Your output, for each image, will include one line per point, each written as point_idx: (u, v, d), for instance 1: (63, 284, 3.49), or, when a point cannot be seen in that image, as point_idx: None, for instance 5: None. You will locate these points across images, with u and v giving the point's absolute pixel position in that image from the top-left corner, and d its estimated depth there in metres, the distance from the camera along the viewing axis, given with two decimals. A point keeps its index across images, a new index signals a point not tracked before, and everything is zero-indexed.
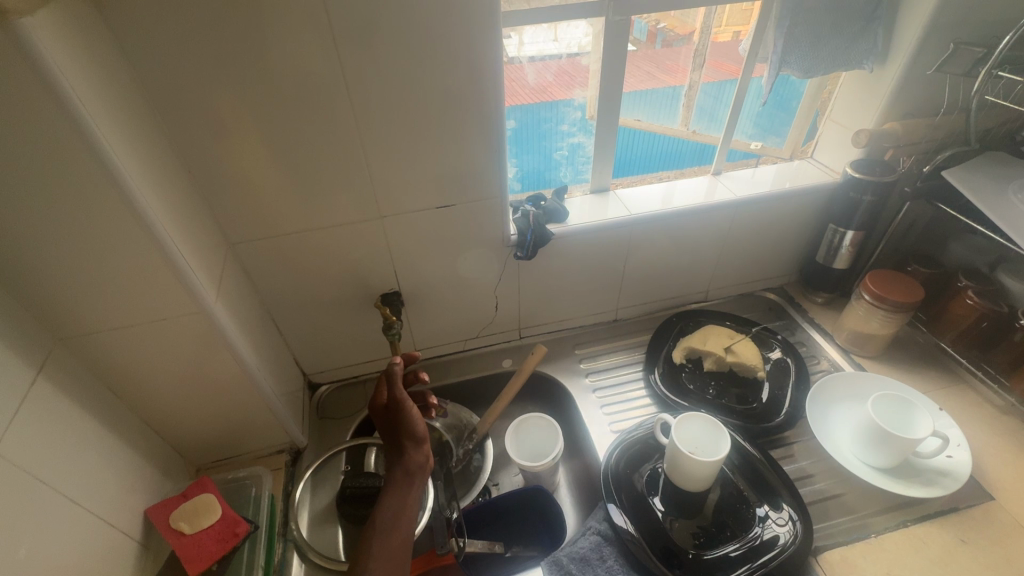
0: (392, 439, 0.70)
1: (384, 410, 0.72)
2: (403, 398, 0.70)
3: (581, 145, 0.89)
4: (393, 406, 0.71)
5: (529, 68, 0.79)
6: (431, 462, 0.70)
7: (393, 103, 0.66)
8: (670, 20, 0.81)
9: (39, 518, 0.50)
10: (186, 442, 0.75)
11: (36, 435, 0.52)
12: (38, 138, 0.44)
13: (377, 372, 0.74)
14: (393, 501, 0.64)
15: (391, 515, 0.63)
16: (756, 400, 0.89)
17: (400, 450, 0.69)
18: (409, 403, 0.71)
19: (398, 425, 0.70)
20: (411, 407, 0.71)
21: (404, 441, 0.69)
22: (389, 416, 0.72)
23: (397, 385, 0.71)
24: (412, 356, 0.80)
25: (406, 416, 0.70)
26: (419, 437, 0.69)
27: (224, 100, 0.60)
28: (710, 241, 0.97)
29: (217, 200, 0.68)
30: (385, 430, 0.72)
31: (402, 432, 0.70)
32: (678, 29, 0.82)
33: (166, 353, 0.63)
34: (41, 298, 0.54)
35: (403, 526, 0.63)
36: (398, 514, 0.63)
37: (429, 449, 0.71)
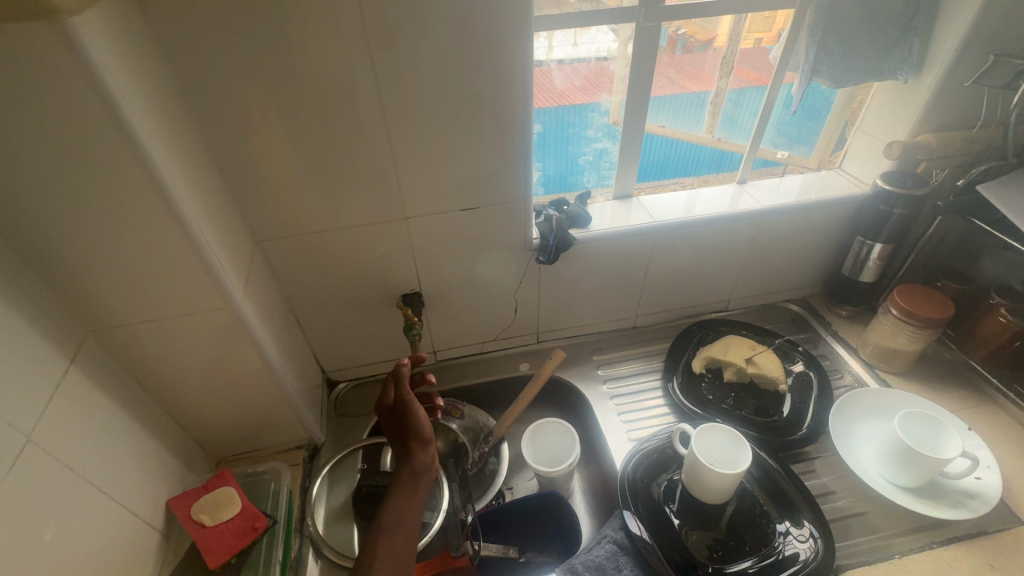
0: (399, 439, 0.71)
1: (391, 410, 0.73)
2: (409, 398, 0.71)
3: (606, 150, 0.89)
4: (399, 405, 0.72)
5: (557, 72, 0.79)
6: (437, 463, 0.69)
7: (423, 105, 0.66)
8: (691, 26, 0.80)
9: (67, 505, 0.52)
10: (207, 435, 0.76)
11: (66, 424, 0.53)
12: (79, 133, 0.45)
13: (384, 373, 0.76)
14: (397, 502, 0.64)
15: (395, 516, 0.63)
16: (777, 413, 0.88)
17: (406, 451, 0.69)
18: (414, 402, 0.71)
19: (405, 425, 0.70)
20: (416, 407, 0.71)
21: (411, 441, 0.69)
22: (395, 415, 0.72)
23: (403, 385, 0.72)
24: (419, 359, 0.79)
25: (413, 416, 0.71)
26: (425, 437, 0.70)
27: (257, 99, 0.61)
28: (733, 250, 0.96)
29: (247, 198, 0.69)
30: (391, 430, 0.72)
31: (408, 432, 0.70)
32: (700, 35, 0.82)
33: (193, 348, 0.64)
34: (77, 290, 0.55)
35: (406, 528, 0.63)
36: (402, 515, 0.63)
37: (435, 450, 0.71)
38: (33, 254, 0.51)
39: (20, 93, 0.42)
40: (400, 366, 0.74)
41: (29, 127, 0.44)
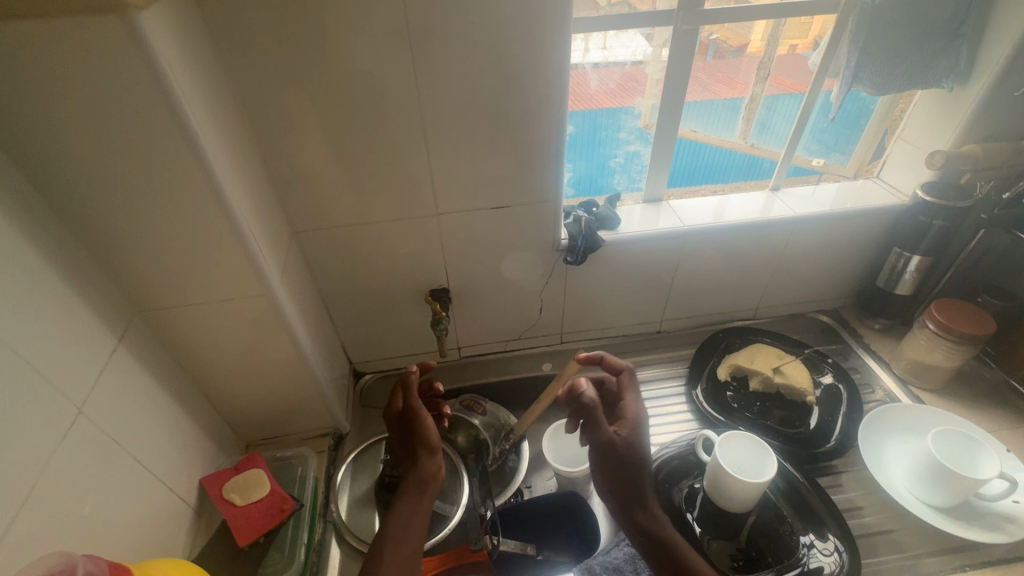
0: (406, 446, 0.71)
1: (398, 416, 0.72)
2: (416, 407, 0.70)
3: (637, 153, 0.89)
4: (407, 413, 0.71)
5: (592, 75, 0.79)
6: (443, 472, 0.70)
7: (459, 104, 0.67)
8: (723, 31, 0.78)
9: (110, 478, 0.54)
10: (239, 418, 0.78)
11: (113, 400, 0.56)
12: (138, 123, 0.48)
13: (393, 377, 0.75)
14: (404, 510, 0.65)
15: (402, 524, 0.64)
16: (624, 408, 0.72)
17: (414, 459, 0.69)
18: (422, 411, 0.70)
19: (412, 433, 0.70)
20: (424, 416, 0.70)
21: (418, 450, 0.69)
22: (402, 422, 0.72)
23: (410, 393, 0.71)
24: (428, 364, 0.76)
25: (421, 425, 0.70)
26: (432, 446, 0.69)
27: (300, 95, 0.63)
28: (763, 258, 0.95)
29: (286, 189, 0.71)
30: (398, 437, 0.72)
31: (415, 440, 0.70)
32: (732, 40, 0.80)
33: (230, 333, 0.66)
34: (128, 272, 0.58)
35: (412, 536, 0.64)
36: (409, 523, 0.64)
37: (441, 458, 0.71)
38: (91, 236, 0.54)
39: (89, 83, 0.45)
40: (408, 373, 0.73)
41: (95, 115, 0.47)
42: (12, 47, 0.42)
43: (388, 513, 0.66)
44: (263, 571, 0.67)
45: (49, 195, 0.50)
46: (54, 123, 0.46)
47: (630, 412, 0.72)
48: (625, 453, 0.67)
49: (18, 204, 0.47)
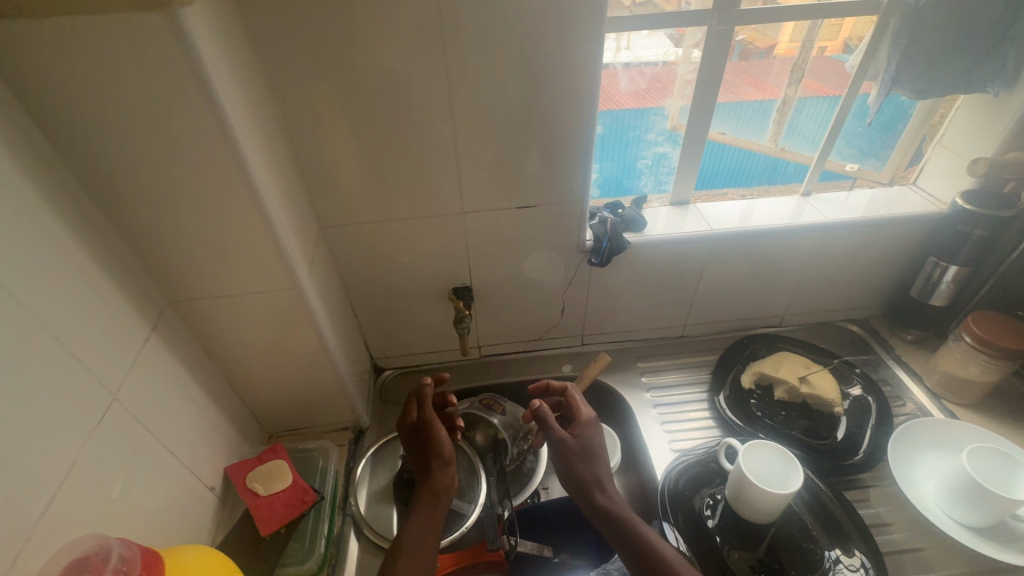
0: (420, 458, 0.71)
1: (412, 428, 0.74)
2: (431, 418, 0.72)
3: (665, 155, 0.87)
4: (421, 424, 0.72)
5: (623, 75, 0.78)
6: (456, 484, 0.70)
7: (489, 103, 0.67)
8: (750, 33, 0.76)
9: (140, 464, 0.55)
10: (263, 409, 0.80)
11: (145, 387, 0.57)
12: (177, 117, 0.48)
13: (407, 392, 0.77)
14: (417, 522, 0.65)
15: (415, 535, 0.64)
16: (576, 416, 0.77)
17: (428, 470, 0.70)
18: (437, 422, 0.72)
19: (426, 444, 0.71)
20: (439, 427, 0.72)
21: (432, 461, 0.70)
22: (416, 434, 0.73)
23: (426, 405, 0.72)
24: (440, 377, 0.79)
25: (434, 437, 0.71)
26: (446, 458, 0.70)
27: (332, 92, 0.64)
28: (792, 265, 0.93)
29: (315, 185, 0.72)
30: (411, 449, 0.73)
31: (430, 451, 0.71)
32: (759, 42, 0.78)
33: (258, 325, 0.67)
34: (162, 263, 0.59)
35: (426, 547, 0.64)
36: (423, 535, 0.64)
37: (454, 470, 0.71)
38: (129, 227, 0.55)
39: (132, 78, 0.46)
40: (423, 386, 0.75)
41: (137, 110, 0.48)
42: (60, 41, 0.43)
43: (401, 525, 0.66)
44: (284, 561, 0.67)
45: (90, 186, 0.51)
46: (98, 116, 0.47)
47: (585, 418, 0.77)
48: (578, 451, 0.73)
49: (62, 194, 0.48)
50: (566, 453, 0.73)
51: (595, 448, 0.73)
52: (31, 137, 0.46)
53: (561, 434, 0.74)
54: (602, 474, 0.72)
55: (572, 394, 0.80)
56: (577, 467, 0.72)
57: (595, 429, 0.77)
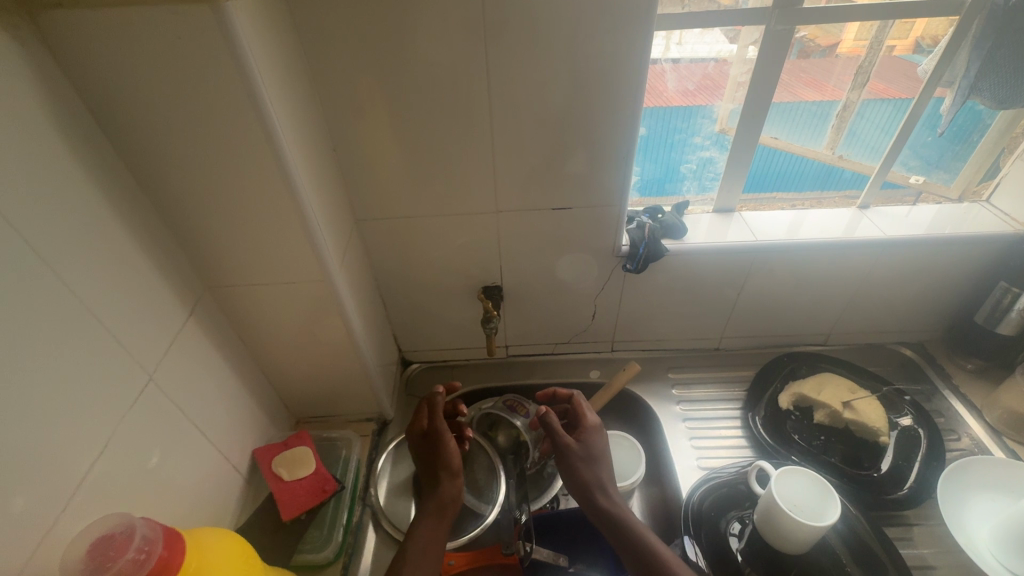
0: (429, 467, 0.71)
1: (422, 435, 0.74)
2: (441, 427, 0.72)
3: (712, 160, 0.83)
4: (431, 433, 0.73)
5: (671, 74, 0.75)
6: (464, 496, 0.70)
7: (528, 102, 0.66)
8: (813, 30, 0.71)
9: (172, 443, 0.57)
10: (291, 395, 0.81)
11: (181, 369, 0.59)
12: (218, 108, 0.49)
13: (418, 399, 0.78)
14: (424, 532, 0.65)
15: (421, 546, 0.64)
16: (583, 421, 0.75)
17: (436, 481, 0.70)
18: (446, 432, 0.72)
19: (436, 454, 0.71)
20: (448, 438, 0.72)
21: (440, 472, 0.70)
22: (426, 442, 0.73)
23: (437, 414, 0.73)
24: (453, 386, 0.79)
25: (443, 447, 0.71)
26: (455, 470, 0.70)
27: (371, 85, 0.64)
28: (843, 282, 0.87)
29: (352, 178, 0.72)
30: (421, 458, 0.73)
31: (439, 462, 0.71)
32: (821, 39, 0.72)
33: (289, 315, 0.69)
34: (200, 249, 0.60)
35: (431, 558, 0.64)
36: (429, 546, 0.64)
37: (463, 482, 0.71)
38: (172, 213, 0.57)
39: (177, 68, 0.47)
40: (435, 395, 0.76)
41: (180, 99, 0.48)
42: (112, 31, 0.44)
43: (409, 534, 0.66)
44: (302, 546, 0.69)
45: (137, 173, 0.53)
46: (144, 103, 0.49)
47: (591, 423, 0.76)
48: (583, 456, 0.71)
49: (109, 180, 0.50)
50: (569, 459, 0.72)
51: (599, 453, 0.72)
52: (83, 124, 0.48)
53: (565, 440, 0.72)
54: (606, 479, 0.71)
55: (580, 400, 0.78)
56: (581, 473, 0.71)
57: (600, 434, 0.76)
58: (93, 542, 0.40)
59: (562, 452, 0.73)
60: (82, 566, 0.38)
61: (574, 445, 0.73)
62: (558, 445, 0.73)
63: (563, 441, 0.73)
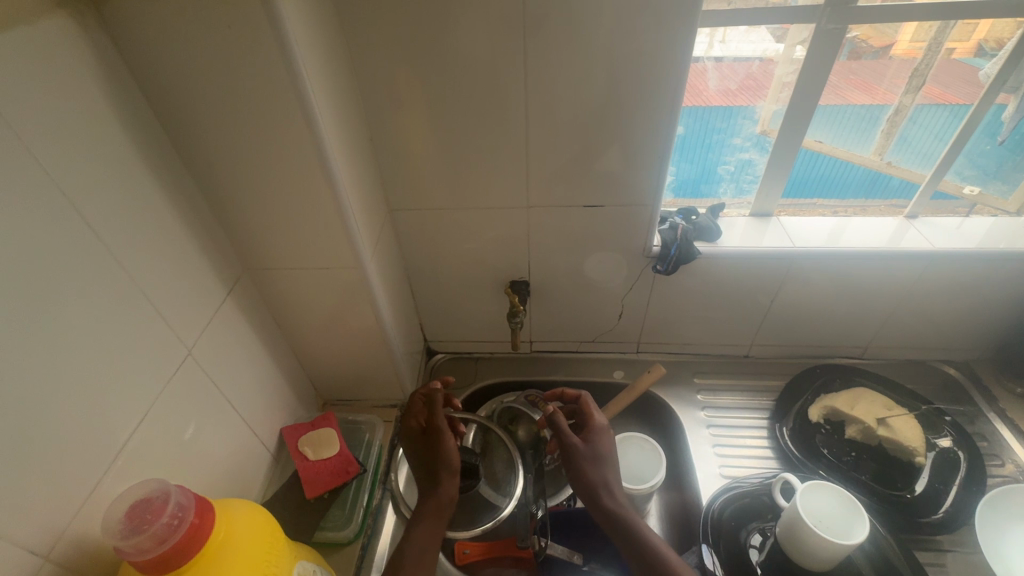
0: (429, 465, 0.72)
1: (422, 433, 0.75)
2: (441, 425, 0.73)
3: (751, 162, 0.81)
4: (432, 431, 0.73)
5: (713, 72, 0.74)
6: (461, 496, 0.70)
7: (566, 97, 0.65)
8: (866, 30, 0.68)
9: (207, 416, 0.60)
10: (320, 378, 0.84)
11: (217, 346, 0.61)
12: (263, 94, 0.51)
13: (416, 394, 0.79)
14: (423, 529, 0.66)
15: (421, 541, 0.64)
16: (589, 421, 0.75)
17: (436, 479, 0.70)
18: (446, 431, 0.73)
19: (435, 452, 0.72)
20: (447, 437, 0.72)
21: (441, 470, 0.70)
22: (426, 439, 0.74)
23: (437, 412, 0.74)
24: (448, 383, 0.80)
25: (443, 445, 0.72)
26: (454, 468, 0.70)
27: (410, 77, 0.65)
28: (885, 295, 0.84)
29: (387, 167, 0.74)
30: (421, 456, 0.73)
31: (439, 460, 0.71)
32: (873, 40, 0.69)
33: (321, 299, 0.71)
34: (240, 231, 0.63)
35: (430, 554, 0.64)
36: (429, 542, 0.64)
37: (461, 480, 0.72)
38: (216, 196, 0.59)
39: (225, 55, 0.48)
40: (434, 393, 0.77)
41: (227, 85, 0.50)
42: (167, 17, 0.46)
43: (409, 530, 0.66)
44: (324, 525, 0.71)
45: (184, 155, 0.55)
46: (194, 89, 0.50)
47: (598, 423, 0.75)
48: (588, 455, 0.71)
49: (159, 161, 0.52)
50: (575, 459, 0.71)
51: (605, 454, 0.71)
52: (137, 107, 0.50)
53: (571, 439, 0.72)
54: (611, 478, 0.70)
55: (587, 400, 0.78)
56: (587, 473, 0.70)
57: (607, 436, 0.74)
58: (132, 505, 0.42)
59: (569, 451, 0.73)
60: (121, 527, 0.41)
61: (580, 445, 0.72)
62: (565, 445, 0.73)
63: (569, 441, 0.73)
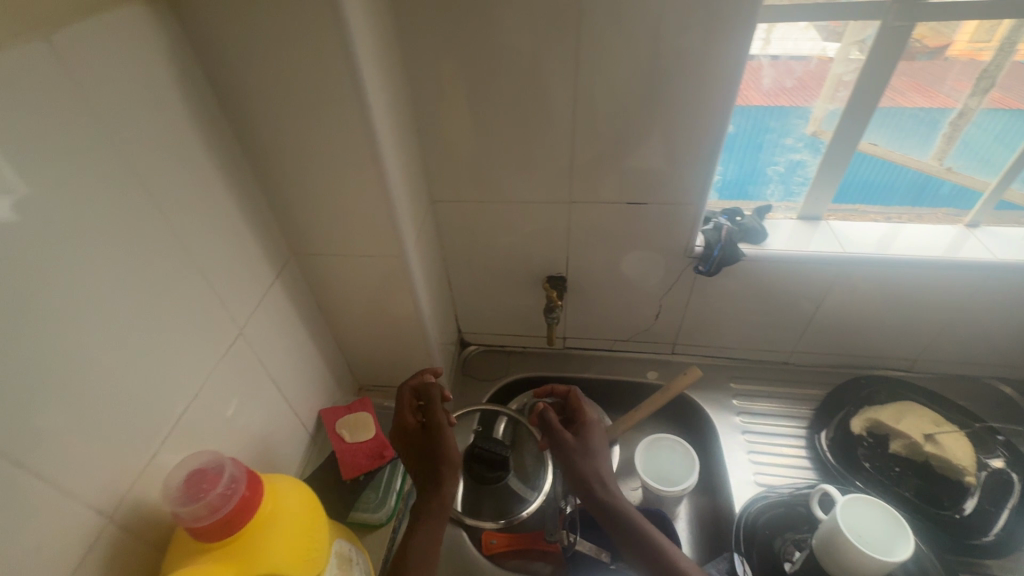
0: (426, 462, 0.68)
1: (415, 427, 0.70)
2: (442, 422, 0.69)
3: (802, 163, 0.78)
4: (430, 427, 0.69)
5: (767, 70, 0.71)
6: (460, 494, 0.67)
7: (615, 92, 0.64)
8: (923, 30, 0.64)
9: (254, 395, 0.62)
10: (356, 363, 0.85)
11: (265, 327, 0.63)
12: (320, 83, 0.52)
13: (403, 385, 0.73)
14: (423, 533, 0.62)
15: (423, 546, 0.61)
16: (581, 415, 0.74)
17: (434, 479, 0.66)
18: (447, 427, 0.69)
19: (434, 450, 0.67)
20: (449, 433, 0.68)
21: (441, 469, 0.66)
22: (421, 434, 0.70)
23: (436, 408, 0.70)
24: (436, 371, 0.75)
25: (443, 443, 0.68)
26: (456, 467, 0.67)
27: (460, 69, 0.65)
28: (939, 307, 0.80)
29: (432, 159, 0.74)
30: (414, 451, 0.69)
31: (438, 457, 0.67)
32: (928, 40, 0.66)
33: (363, 286, 0.72)
34: (290, 217, 0.64)
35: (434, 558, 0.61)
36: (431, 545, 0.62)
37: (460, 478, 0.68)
38: (269, 181, 0.61)
39: (287, 43, 0.49)
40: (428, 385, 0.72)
41: (286, 73, 0.51)
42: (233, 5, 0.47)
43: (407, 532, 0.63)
44: (358, 506, 0.72)
45: (242, 141, 0.57)
46: (255, 78, 0.52)
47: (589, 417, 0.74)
48: (581, 450, 0.69)
49: (219, 146, 0.54)
50: (568, 454, 0.70)
51: (598, 448, 0.70)
52: (202, 93, 0.52)
53: (563, 434, 0.71)
54: (606, 472, 0.69)
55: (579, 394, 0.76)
56: (581, 468, 0.69)
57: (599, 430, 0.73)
58: (188, 473, 0.44)
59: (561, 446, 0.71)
60: (178, 494, 0.43)
61: (572, 440, 0.71)
62: (557, 441, 0.71)
63: (561, 437, 0.71)
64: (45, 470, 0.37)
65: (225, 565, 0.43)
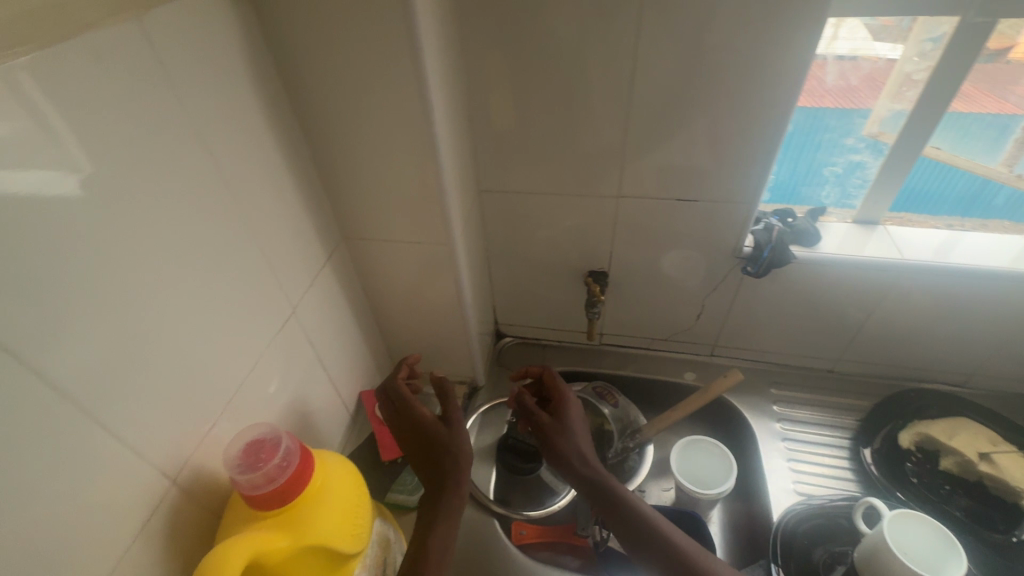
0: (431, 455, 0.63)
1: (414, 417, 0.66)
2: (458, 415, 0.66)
3: (862, 165, 0.75)
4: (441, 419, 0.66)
5: (832, 67, 0.69)
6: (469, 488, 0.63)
7: (672, 86, 0.63)
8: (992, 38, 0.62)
9: (303, 372, 0.64)
10: (396, 348, 0.87)
11: (316, 307, 0.65)
12: (383, 68, 0.52)
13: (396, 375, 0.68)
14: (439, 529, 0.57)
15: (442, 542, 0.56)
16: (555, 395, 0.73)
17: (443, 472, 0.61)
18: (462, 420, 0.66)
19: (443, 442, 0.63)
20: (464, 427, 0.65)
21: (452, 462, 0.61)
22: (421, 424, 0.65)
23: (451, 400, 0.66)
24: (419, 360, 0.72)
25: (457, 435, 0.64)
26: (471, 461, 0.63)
27: (517, 58, 0.65)
28: (1003, 321, 0.76)
29: (481, 148, 0.75)
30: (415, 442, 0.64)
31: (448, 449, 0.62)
32: (996, 46, 0.63)
33: (409, 272, 0.73)
34: (343, 201, 0.66)
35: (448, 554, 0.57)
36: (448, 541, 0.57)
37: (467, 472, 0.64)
38: (326, 165, 0.62)
39: (354, 28, 0.50)
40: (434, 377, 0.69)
41: (351, 58, 0.52)
42: None
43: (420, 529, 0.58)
44: (395, 487, 0.74)
45: (303, 124, 0.58)
46: (321, 62, 0.53)
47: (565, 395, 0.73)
48: (557, 428, 0.68)
49: (283, 129, 0.56)
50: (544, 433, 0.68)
51: (575, 424, 0.68)
52: (270, 76, 0.53)
53: (538, 414, 0.70)
54: (587, 448, 0.66)
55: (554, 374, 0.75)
56: (558, 446, 0.67)
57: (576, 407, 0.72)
58: (246, 444, 0.46)
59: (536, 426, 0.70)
60: (238, 462, 0.45)
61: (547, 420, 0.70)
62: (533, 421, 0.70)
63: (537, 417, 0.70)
64: (120, 430, 0.39)
65: (280, 532, 0.44)
